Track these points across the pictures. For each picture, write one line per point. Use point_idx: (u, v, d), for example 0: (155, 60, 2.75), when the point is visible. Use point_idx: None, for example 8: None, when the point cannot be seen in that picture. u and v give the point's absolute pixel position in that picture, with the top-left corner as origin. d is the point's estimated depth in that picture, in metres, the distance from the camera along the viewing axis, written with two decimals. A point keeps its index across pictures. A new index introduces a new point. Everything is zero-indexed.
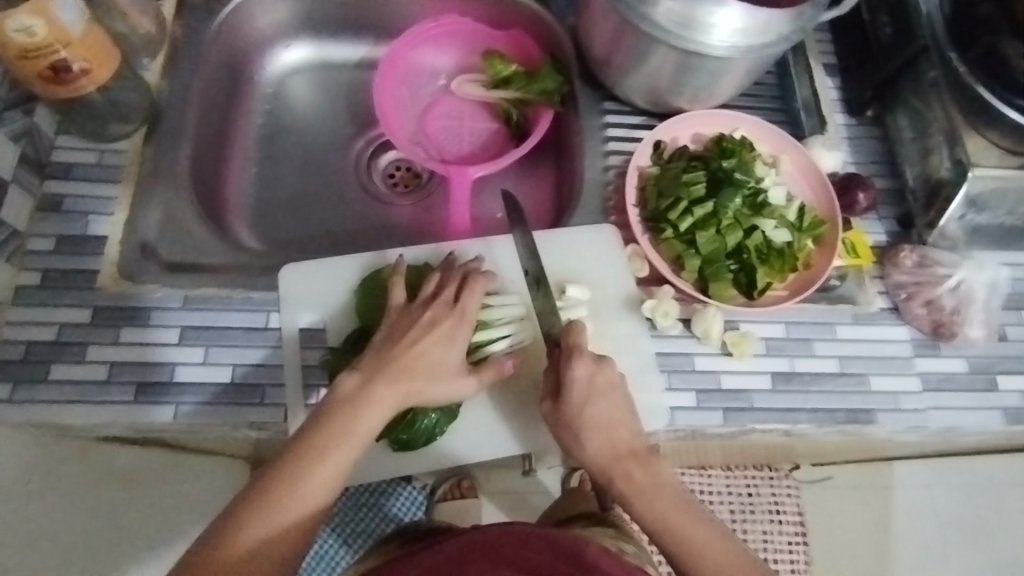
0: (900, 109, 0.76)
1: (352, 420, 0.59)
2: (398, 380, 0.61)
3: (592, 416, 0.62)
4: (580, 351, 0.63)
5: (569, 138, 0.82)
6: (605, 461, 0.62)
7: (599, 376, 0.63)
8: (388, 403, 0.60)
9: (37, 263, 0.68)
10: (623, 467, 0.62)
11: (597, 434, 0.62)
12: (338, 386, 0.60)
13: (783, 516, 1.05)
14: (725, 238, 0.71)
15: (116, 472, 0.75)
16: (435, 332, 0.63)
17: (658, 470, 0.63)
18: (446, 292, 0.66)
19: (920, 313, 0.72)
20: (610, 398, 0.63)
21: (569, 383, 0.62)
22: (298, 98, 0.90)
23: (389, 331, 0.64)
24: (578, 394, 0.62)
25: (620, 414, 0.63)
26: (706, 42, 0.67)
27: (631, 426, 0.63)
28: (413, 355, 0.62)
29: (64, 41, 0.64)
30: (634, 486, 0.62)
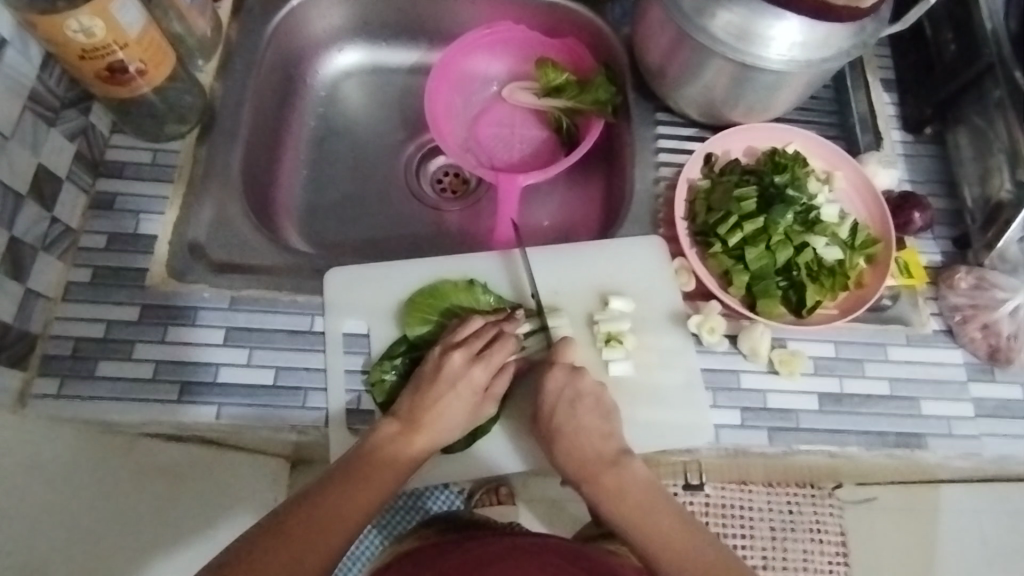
0: (961, 127, 0.74)
1: (390, 465, 0.62)
2: (430, 432, 0.63)
3: (562, 422, 0.64)
4: (558, 362, 0.66)
5: (619, 149, 0.82)
6: (572, 468, 0.64)
7: (571, 385, 0.65)
8: (421, 454, 0.63)
9: (88, 260, 0.69)
10: (591, 471, 0.64)
11: (564, 440, 0.64)
12: (377, 430, 0.63)
13: (823, 535, 1.00)
14: (775, 255, 0.69)
15: (156, 466, 0.72)
16: (461, 386, 0.64)
17: (629, 472, 0.64)
18: (475, 342, 0.66)
19: (976, 337, 0.70)
20: (582, 406, 0.64)
21: (542, 392, 0.65)
22: (348, 101, 0.90)
23: (422, 378, 0.65)
24: (548, 404, 0.65)
25: (596, 420, 0.64)
26: (762, 55, 0.66)
27: (605, 431, 0.64)
28: (447, 409, 0.64)
29: (121, 42, 0.64)
30: (601, 489, 0.64)
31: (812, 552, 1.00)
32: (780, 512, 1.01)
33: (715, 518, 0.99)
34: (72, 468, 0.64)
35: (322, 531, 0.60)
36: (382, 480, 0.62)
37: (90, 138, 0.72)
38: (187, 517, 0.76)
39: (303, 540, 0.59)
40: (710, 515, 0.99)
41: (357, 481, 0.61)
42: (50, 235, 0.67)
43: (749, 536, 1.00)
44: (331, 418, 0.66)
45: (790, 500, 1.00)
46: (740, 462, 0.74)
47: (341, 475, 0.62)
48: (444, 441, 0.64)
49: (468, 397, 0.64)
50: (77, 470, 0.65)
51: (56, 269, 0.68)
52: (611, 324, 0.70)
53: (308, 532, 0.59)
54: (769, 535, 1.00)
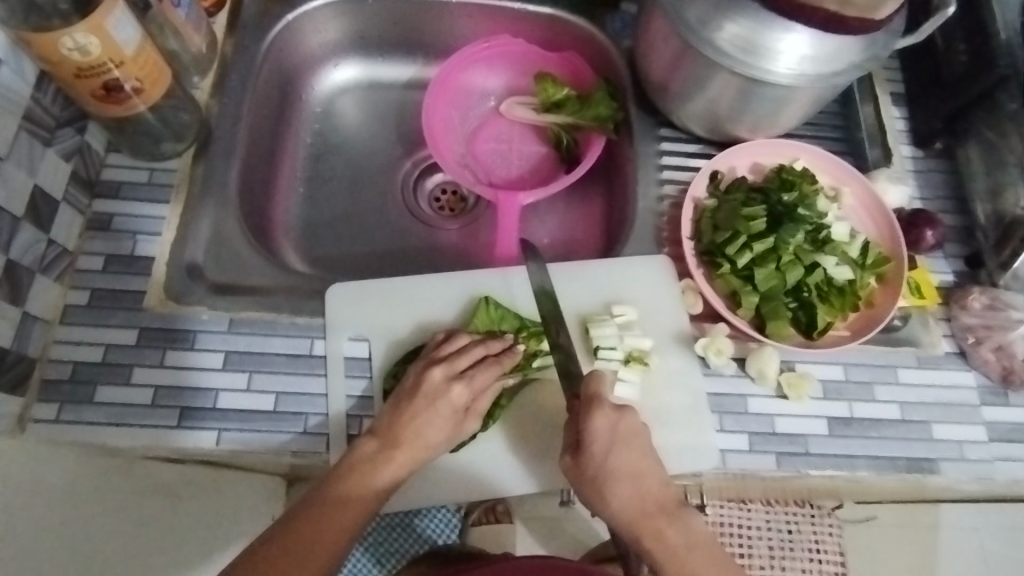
0: (972, 142, 0.73)
1: (365, 488, 0.60)
2: (412, 447, 0.61)
3: (617, 466, 0.60)
4: (600, 400, 0.61)
5: (621, 166, 0.80)
6: (634, 517, 0.60)
7: (622, 425, 0.61)
8: (403, 469, 0.61)
9: (86, 282, 0.68)
10: (654, 523, 0.60)
11: (626, 488, 0.60)
12: (356, 448, 0.61)
13: (823, 554, 0.95)
14: (785, 275, 0.68)
15: (157, 484, 0.68)
16: (442, 405, 0.63)
17: (689, 524, 0.61)
18: (458, 360, 0.64)
19: (989, 359, 0.68)
20: (635, 449, 0.61)
21: (589, 434, 0.60)
22: (346, 116, 0.89)
23: (403, 394, 0.63)
24: (600, 445, 0.60)
25: (646, 464, 0.61)
26: (771, 69, 0.64)
27: (659, 478, 0.61)
28: (427, 425, 0.62)
29: (117, 60, 0.63)
30: (664, 545, 0.60)
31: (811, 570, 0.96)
32: (780, 531, 0.94)
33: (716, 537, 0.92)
34: (73, 489, 0.63)
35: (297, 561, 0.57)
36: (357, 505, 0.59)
37: (87, 157, 0.71)
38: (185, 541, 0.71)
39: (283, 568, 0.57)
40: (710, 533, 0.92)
41: (340, 507, 0.59)
42: (47, 257, 0.66)
43: (750, 554, 0.93)
44: (332, 443, 0.65)
45: (790, 518, 0.95)
46: (745, 484, 0.72)
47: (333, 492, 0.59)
48: (425, 458, 0.62)
49: (447, 415, 0.63)
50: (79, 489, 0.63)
51: (54, 292, 0.67)
52: (636, 341, 0.68)
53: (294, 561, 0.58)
54: (769, 552, 0.94)
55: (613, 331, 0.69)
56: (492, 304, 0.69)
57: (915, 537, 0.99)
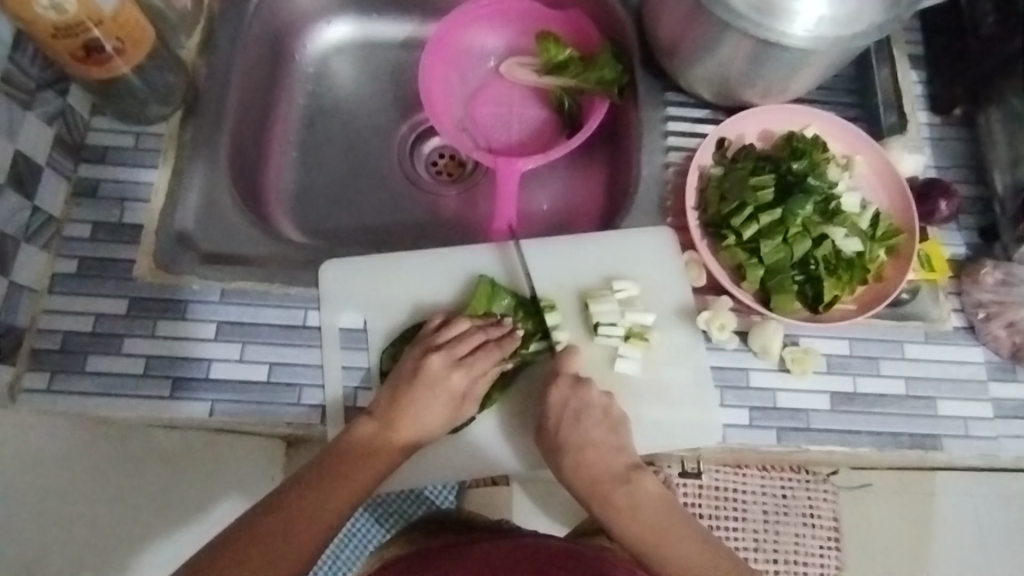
0: (994, 109, 0.70)
1: (361, 466, 0.60)
2: (406, 437, 0.62)
3: (572, 437, 0.63)
4: (562, 375, 0.64)
5: (626, 133, 0.77)
6: (586, 484, 0.63)
7: (578, 398, 0.63)
8: (399, 453, 0.61)
9: (73, 251, 0.67)
10: (604, 487, 0.63)
11: (578, 457, 0.63)
12: (354, 430, 0.61)
13: (817, 521, 0.83)
14: (793, 248, 0.66)
15: (154, 452, 0.66)
16: (439, 392, 0.62)
17: (641, 487, 0.63)
18: (457, 346, 0.64)
19: (999, 335, 0.66)
20: (591, 420, 0.63)
21: (548, 407, 0.64)
22: (341, 75, 0.86)
23: (401, 379, 0.63)
24: (555, 416, 0.63)
25: (603, 434, 0.63)
26: (787, 31, 0.60)
27: (615, 446, 0.63)
28: (424, 412, 0.62)
29: (95, 18, 0.60)
30: (613, 505, 0.63)
31: (802, 537, 0.83)
32: (775, 496, 0.83)
33: (708, 503, 0.82)
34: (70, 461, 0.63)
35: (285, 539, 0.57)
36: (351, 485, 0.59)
37: (70, 120, 0.68)
38: (174, 512, 0.66)
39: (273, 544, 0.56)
40: (702, 499, 0.81)
41: (331, 487, 0.59)
42: (32, 226, 0.65)
43: (742, 520, 0.82)
44: (328, 415, 0.65)
45: (784, 483, 0.83)
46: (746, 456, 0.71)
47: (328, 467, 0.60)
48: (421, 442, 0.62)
49: (444, 401, 0.63)
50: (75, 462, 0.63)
51: (41, 261, 0.65)
52: (638, 317, 0.67)
53: (288, 536, 0.57)
54: (763, 519, 0.83)
55: (613, 306, 0.67)
56: (491, 283, 0.67)
57: (912, 510, 0.83)
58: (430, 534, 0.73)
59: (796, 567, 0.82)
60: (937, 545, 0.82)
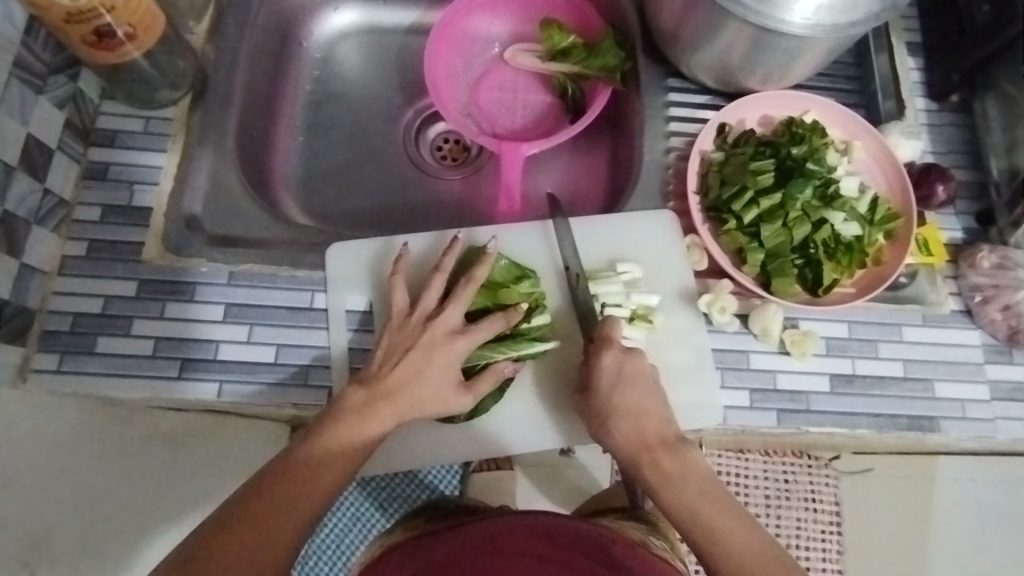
0: (990, 95, 0.71)
1: (351, 436, 0.58)
2: (402, 402, 0.60)
3: (621, 401, 0.60)
4: (611, 342, 0.63)
5: (628, 118, 0.78)
6: (631, 448, 0.59)
7: (628, 365, 0.62)
8: (389, 423, 0.59)
9: (84, 233, 0.68)
10: (652, 455, 0.59)
11: (627, 421, 0.60)
12: (343, 397, 0.60)
13: (818, 505, 0.85)
14: (792, 231, 0.66)
15: (157, 432, 0.65)
16: (437, 358, 0.61)
17: (689, 460, 0.59)
18: (454, 314, 0.63)
19: (995, 318, 0.67)
20: (642, 386, 0.61)
21: (597, 372, 0.62)
22: (346, 63, 0.87)
23: (400, 346, 0.62)
24: (606, 381, 0.61)
25: (653, 403, 0.61)
26: (785, 19, 0.61)
27: (663, 415, 0.61)
28: (423, 378, 0.60)
29: (108, 5, 0.61)
30: (662, 474, 0.58)
31: (805, 520, 0.85)
32: (777, 481, 0.86)
33: None
34: (75, 441, 0.64)
35: (282, 509, 0.55)
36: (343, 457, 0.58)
37: (80, 105, 0.69)
38: (175, 494, 0.64)
39: (272, 518, 0.54)
40: None
41: (330, 457, 0.57)
42: (43, 208, 0.65)
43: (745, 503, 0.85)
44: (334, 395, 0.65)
45: (786, 468, 0.86)
46: (747, 438, 0.72)
47: (321, 436, 0.58)
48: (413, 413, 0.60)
49: (441, 369, 0.61)
50: (81, 442, 0.64)
51: (52, 243, 0.66)
52: (642, 298, 0.68)
53: (285, 507, 0.55)
54: (764, 502, 0.85)
55: (618, 287, 0.69)
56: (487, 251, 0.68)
57: (911, 497, 0.83)
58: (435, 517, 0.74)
59: (797, 551, 0.84)
60: (939, 526, 0.82)
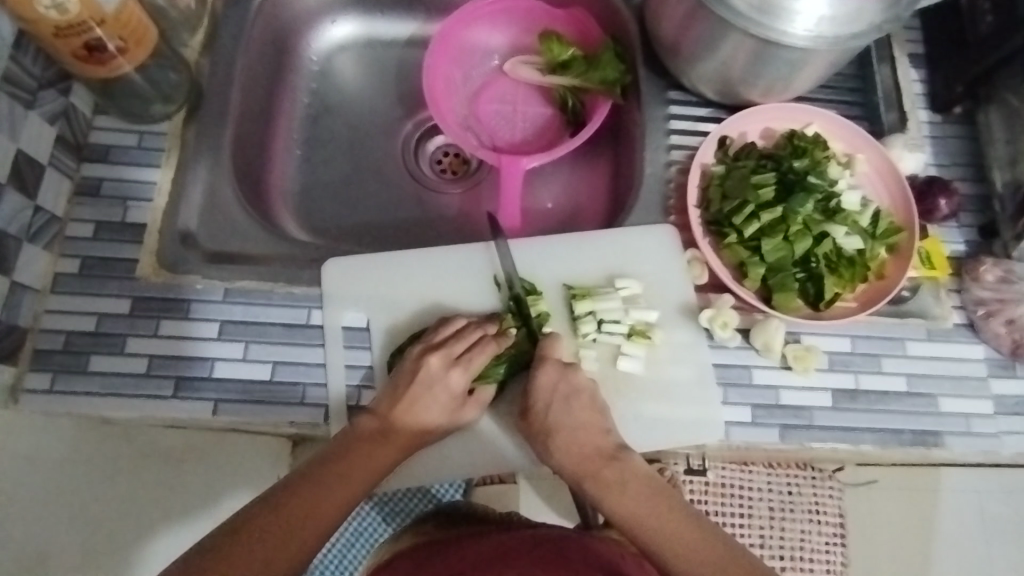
0: (993, 107, 0.71)
1: (365, 463, 0.59)
2: (407, 437, 0.61)
3: (559, 419, 0.61)
4: (548, 359, 0.63)
5: (628, 131, 0.78)
6: (573, 466, 0.60)
7: (565, 381, 0.62)
8: (399, 454, 0.61)
9: (76, 250, 0.67)
10: (592, 468, 0.60)
11: (565, 439, 0.61)
12: (357, 426, 0.61)
13: (822, 517, 0.83)
14: (794, 246, 0.66)
15: (161, 452, 0.65)
16: (439, 393, 0.62)
17: (630, 466, 0.60)
18: (453, 345, 0.63)
19: (1000, 332, 0.67)
20: (577, 403, 0.62)
21: (534, 391, 0.62)
22: (344, 75, 0.86)
23: (399, 380, 0.62)
24: (542, 401, 0.62)
25: (590, 416, 0.62)
26: (787, 31, 0.61)
27: (601, 428, 0.62)
28: (424, 411, 0.61)
29: (98, 18, 0.60)
30: (603, 486, 0.59)
31: (808, 533, 0.83)
32: (781, 492, 0.83)
33: (714, 500, 0.82)
34: (70, 462, 0.63)
35: (282, 531, 0.55)
36: (360, 472, 0.59)
37: (73, 120, 0.68)
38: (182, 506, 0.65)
39: (264, 537, 0.55)
40: (708, 496, 0.82)
41: (336, 479, 0.58)
42: (35, 225, 0.64)
43: (748, 517, 0.82)
44: (331, 413, 0.64)
45: (790, 480, 0.83)
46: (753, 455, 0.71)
47: (317, 469, 0.58)
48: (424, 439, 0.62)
49: (444, 401, 0.62)
50: (77, 463, 0.64)
51: (44, 259, 0.65)
52: (641, 315, 0.68)
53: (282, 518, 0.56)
54: (769, 515, 0.83)
55: (616, 303, 0.68)
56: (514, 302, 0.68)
57: (917, 505, 0.84)
58: (442, 525, 0.74)
59: (802, 564, 0.82)
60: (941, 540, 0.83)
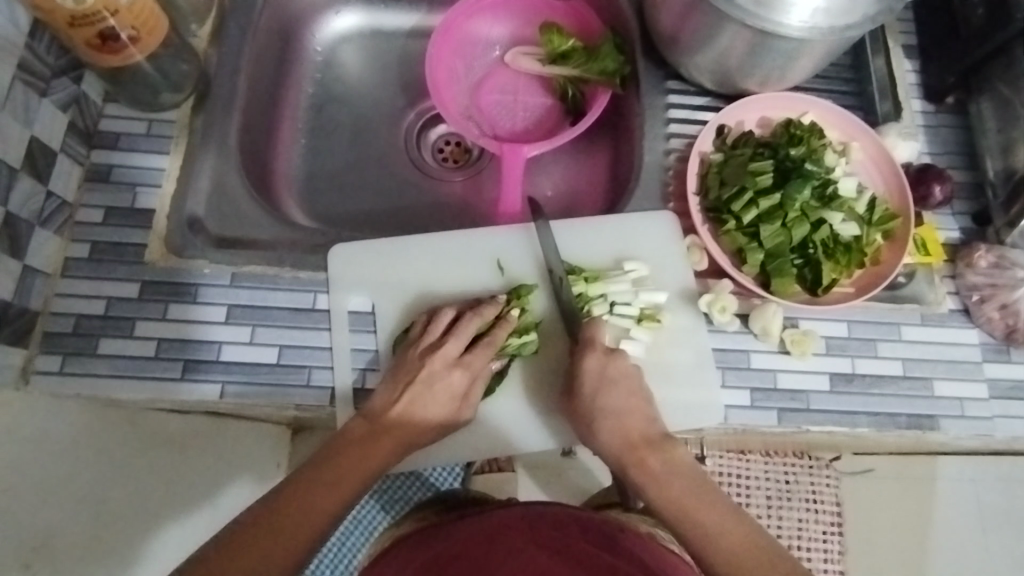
0: (985, 97, 0.72)
1: (360, 464, 0.60)
2: (397, 440, 0.61)
3: (606, 404, 0.61)
4: (593, 343, 0.63)
5: (627, 120, 0.79)
6: (617, 450, 0.60)
7: (611, 367, 0.62)
8: (390, 457, 0.61)
9: (86, 235, 0.68)
10: (637, 454, 0.60)
11: (611, 423, 0.60)
12: (346, 430, 0.61)
13: (819, 506, 0.84)
14: (791, 232, 0.67)
15: (164, 438, 0.68)
16: (433, 395, 0.62)
17: (674, 456, 0.60)
18: (449, 345, 0.63)
19: (993, 317, 0.68)
20: (623, 388, 0.61)
21: (581, 376, 0.62)
22: (348, 66, 0.87)
23: (400, 380, 0.63)
24: (589, 385, 0.62)
25: (636, 402, 0.61)
26: (784, 22, 0.62)
27: (647, 413, 0.62)
28: (418, 413, 0.62)
29: (112, 8, 0.61)
30: (648, 473, 0.59)
31: (806, 521, 0.84)
32: (779, 482, 0.84)
33: (711, 488, 0.83)
34: (76, 443, 0.62)
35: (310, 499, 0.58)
36: (352, 477, 0.59)
37: (83, 107, 0.70)
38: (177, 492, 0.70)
39: (295, 507, 0.57)
40: None
41: (325, 487, 0.59)
42: (47, 209, 0.66)
43: (745, 505, 0.84)
44: (336, 395, 0.65)
45: (787, 469, 0.84)
46: (749, 438, 0.73)
47: (341, 450, 0.60)
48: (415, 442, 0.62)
49: (444, 401, 0.62)
50: (81, 445, 0.62)
51: (55, 244, 0.66)
52: (649, 297, 0.69)
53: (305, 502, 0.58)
54: (766, 504, 0.84)
55: (626, 285, 0.69)
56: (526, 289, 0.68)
57: (912, 495, 0.84)
58: (444, 508, 0.75)
59: (798, 553, 0.83)
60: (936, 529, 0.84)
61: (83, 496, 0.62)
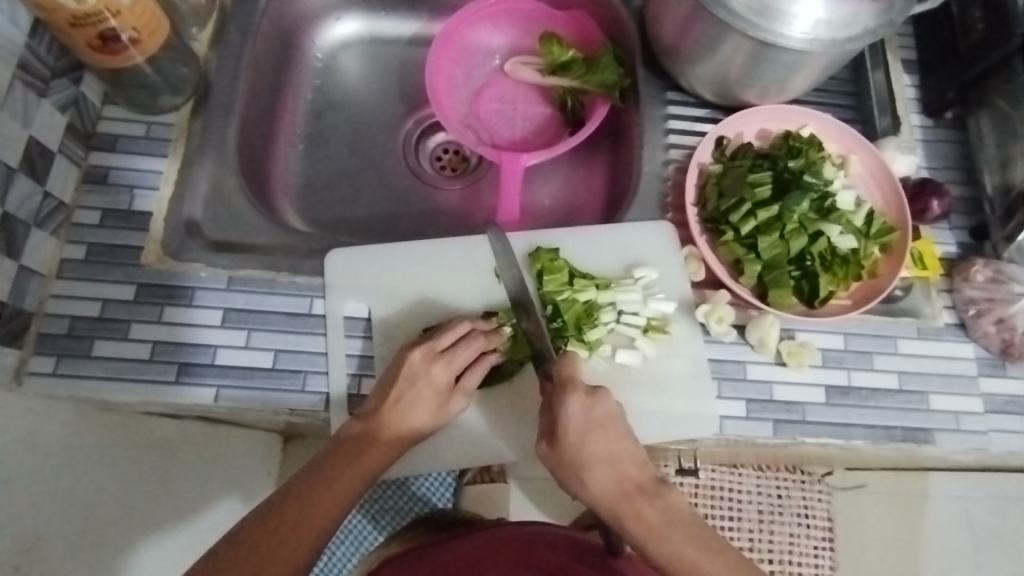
0: (984, 112, 0.72)
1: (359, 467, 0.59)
2: (396, 437, 0.60)
3: (594, 450, 0.55)
4: (575, 385, 0.57)
5: (627, 131, 0.79)
6: (611, 500, 0.55)
7: (596, 409, 0.57)
8: (390, 452, 0.60)
9: (83, 237, 0.68)
10: (631, 504, 0.55)
11: (604, 469, 0.55)
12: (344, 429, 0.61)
13: (812, 520, 0.84)
14: (789, 244, 0.67)
15: (156, 440, 0.70)
16: (427, 390, 0.62)
17: (670, 501, 0.56)
18: (439, 339, 0.64)
19: (990, 332, 0.68)
20: (610, 432, 0.56)
21: (564, 419, 0.56)
22: (347, 72, 0.87)
23: (386, 383, 0.62)
24: (574, 430, 0.56)
25: (623, 445, 0.56)
26: (785, 34, 0.62)
27: (637, 457, 0.56)
28: (411, 410, 0.61)
29: (113, 9, 0.61)
30: (644, 524, 0.55)
31: (797, 536, 0.84)
32: (770, 496, 0.84)
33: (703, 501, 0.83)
34: (72, 442, 0.62)
35: (287, 538, 0.55)
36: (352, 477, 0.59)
37: (82, 109, 0.70)
38: (166, 499, 0.71)
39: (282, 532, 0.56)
40: (697, 498, 0.83)
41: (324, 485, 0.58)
42: (43, 212, 0.65)
43: (737, 520, 0.83)
44: (332, 400, 0.65)
45: (780, 483, 0.84)
46: (741, 454, 0.74)
47: (321, 468, 0.59)
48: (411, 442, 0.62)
49: (429, 397, 0.62)
50: (77, 445, 0.62)
51: (51, 245, 0.66)
52: (658, 307, 0.68)
53: (303, 509, 0.57)
54: (757, 518, 0.84)
55: (636, 295, 0.69)
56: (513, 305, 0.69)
57: (900, 512, 0.87)
58: (432, 530, 0.75)
59: (790, 568, 0.83)
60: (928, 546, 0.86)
61: (83, 499, 0.62)
